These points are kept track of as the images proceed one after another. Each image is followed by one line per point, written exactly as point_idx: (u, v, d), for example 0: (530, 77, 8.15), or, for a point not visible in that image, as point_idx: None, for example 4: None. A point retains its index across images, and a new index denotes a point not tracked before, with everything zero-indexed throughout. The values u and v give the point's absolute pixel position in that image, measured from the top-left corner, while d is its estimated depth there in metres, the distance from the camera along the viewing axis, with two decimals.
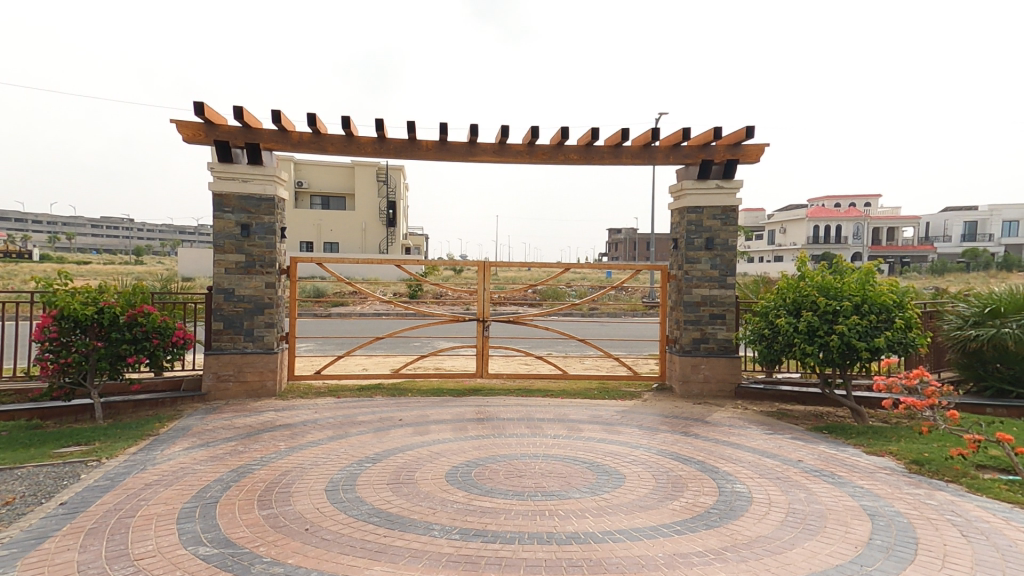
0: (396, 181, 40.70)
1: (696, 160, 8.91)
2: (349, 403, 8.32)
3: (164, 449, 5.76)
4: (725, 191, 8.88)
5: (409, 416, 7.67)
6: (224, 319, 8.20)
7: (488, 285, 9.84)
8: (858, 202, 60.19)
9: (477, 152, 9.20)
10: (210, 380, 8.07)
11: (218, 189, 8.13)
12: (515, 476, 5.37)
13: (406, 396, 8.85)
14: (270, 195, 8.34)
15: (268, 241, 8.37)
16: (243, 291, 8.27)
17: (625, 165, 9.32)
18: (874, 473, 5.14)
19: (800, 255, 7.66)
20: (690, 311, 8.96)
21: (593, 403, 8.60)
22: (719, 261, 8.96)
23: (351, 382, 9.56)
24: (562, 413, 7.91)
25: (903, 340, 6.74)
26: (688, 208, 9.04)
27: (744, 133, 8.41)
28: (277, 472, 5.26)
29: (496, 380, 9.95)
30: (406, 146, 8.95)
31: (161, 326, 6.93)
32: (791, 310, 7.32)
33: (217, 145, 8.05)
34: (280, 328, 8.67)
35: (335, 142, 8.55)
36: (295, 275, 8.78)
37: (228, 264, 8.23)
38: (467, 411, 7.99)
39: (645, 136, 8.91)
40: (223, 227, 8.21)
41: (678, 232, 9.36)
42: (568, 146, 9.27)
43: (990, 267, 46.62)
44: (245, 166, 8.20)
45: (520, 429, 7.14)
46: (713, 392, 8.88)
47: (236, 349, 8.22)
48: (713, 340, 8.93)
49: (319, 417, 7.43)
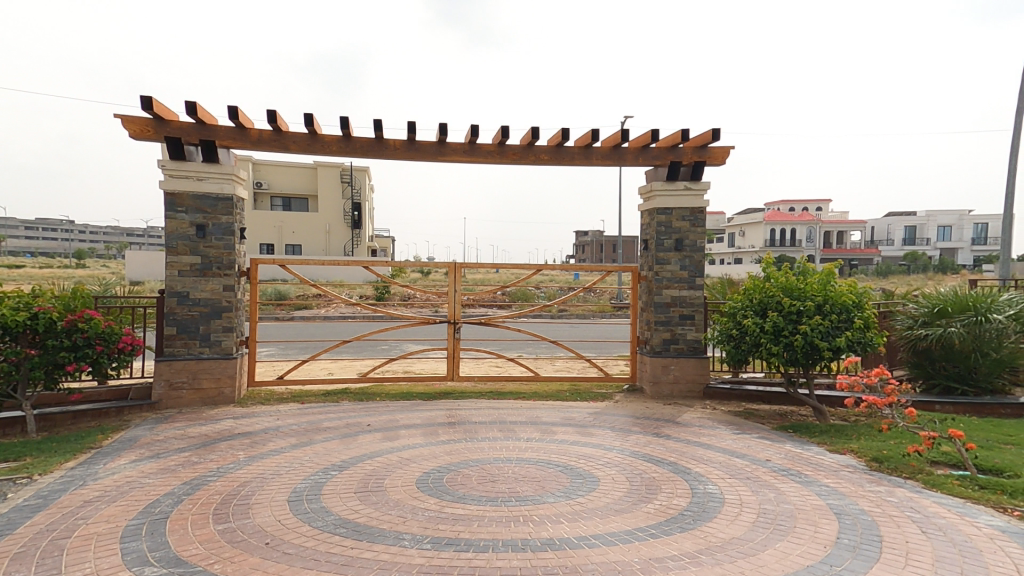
0: (362, 182, 39.96)
1: (664, 161, 8.98)
2: (313, 408, 8.01)
3: (108, 462, 5.39)
4: (693, 193, 8.97)
5: (377, 422, 7.43)
6: (178, 323, 7.79)
7: (459, 287, 9.68)
8: (813, 207, 62.49)
9: (447, 152, 9.04)
10: (161, 388, 7.65)
11: (170, 188, 7.72)
12: (487, 482, 5.24)
13: (373, 401, 8.60)
14: (227, 194, 7.98)
15: (227, 242, 8.00)
16: (199, 295, 7.87)
17: (595, 166, 9.32)
18: (839, 471, 5.22)
19: (767, 257, 7.79)
20: (660, 312, 9.01)
21: (565, 405, 8.55)
22: (688, 262, 9.06)
23: (316, 387, 9.24)
24: (534, 416, 7.82)
25: (863, 339, 6.91)
26: (657, 210, 9.10)
27: (710, 135, 8.52)
28: (235, 483, 4.98)
29: (466, 383, 9.78)
30: (372, 145, 8.72)
31: (106, 333, 6.56)
32: (757, 311, 7.43)
33: (168, 142, 7.65)
34: (239, 333, 8.30)
35: (297, 141, 8.26)
36: (255, 277, 8.42)
37: (182, 267, 7.83)
38: (437, 415, 7.80)
39: (615, 138, 8.92)
40: (177, 227, 7.81)
41: (647, 233, 9.41)
42: (538, 146, 9.21)
43: (935, 269, 49.07)
44: (200, 164, 7.82)
45: (492, 433, 7.00)
46: (683, 393, 8.95)
47: (191, 355, 7.81)
48: (683, 341, 9.01)
49: (281, 424, 7.12)
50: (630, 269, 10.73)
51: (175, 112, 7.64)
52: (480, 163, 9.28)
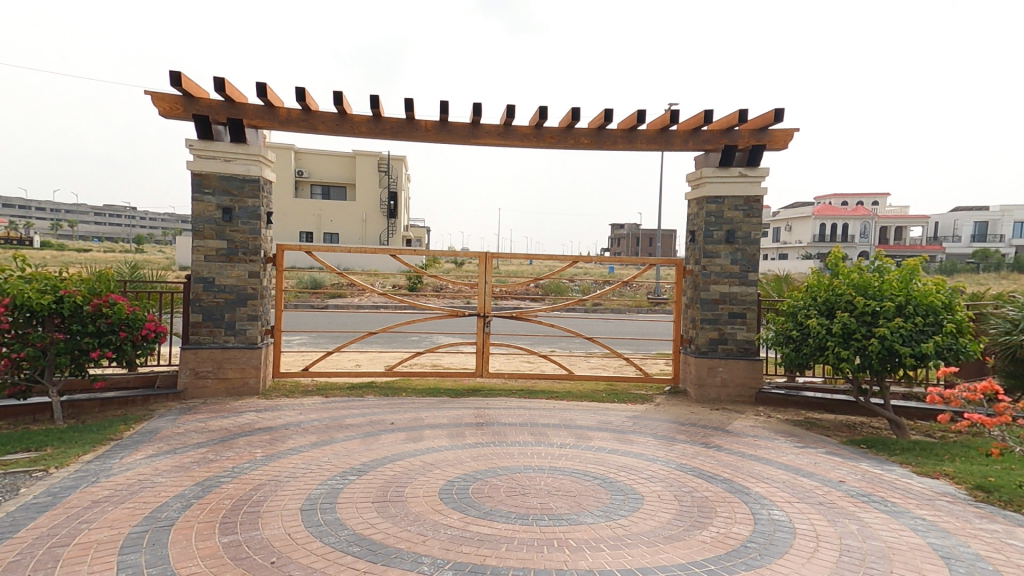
0: (398, 172, 39.96)
1: (717, 146, 8.23)
2: (338, 403, 7.68)
3: (124, 456, 5.11)
4: (748, 179, 8.18)
5: (402, 420, 7.04)
6: (203, 310, 7.55)
7: (490, 278, 9.17)
8: (865, 200, 59.30)
9: (482, 135, 8.52)
10: (186, 376, 7.42)
11: (197, 169, 7.45)
12: (518, 495, 4.74)
13: (400, 397, 8.23)
14: (254, 176, 7.66)
15: (253, 227, 7.72)
16: (224, 281, 7.62)
17: (639, 151, 8.64)
18: (934, 501, 4.50)
19: (833, 250, 7.01)
20: (708, 310, 8.30)
21: (602, 408, 7.96)
22: (741, 256, 8.30)
23: (343, 380, 8.95)
24: (569, 419, 7.27)
25: (954, 346, 6.05)
26: (707, 198, 8.34)
27: (772, 116, 7.72)
28: (248, 486, 4.61)
29: (497, 380, 9.31)
30: (403, 126, 8.30)
31: (130, 318, 6.29)
32: (824, 311, 6.67)
33: (196, 120, 7.37)
34: (265, 321, 8.04)
35: (327, 121, 7.91)
36: (281, 265, 8.13)
37: (209, 251, 7.58)
38: (465, 415, 7.35)
39: (663, 119, 8.21)
40: (203, 211, 7.55)
41: (695, 224, 8.68)
42: (578, 129, 8.58)
43: (1002, 266, 45.83)
44: (227, 145, 7.53)
45: (522, 437, 6.49)
46: (731, 397, 8.22)
47: (216, 344, 7.57)
48: (732, 341, 8.28)
49: (304, 419, 6.80)
50: (671, 263, 9.96)
51: (204, 90, 7.35)
52: (516, 147, 8.72)
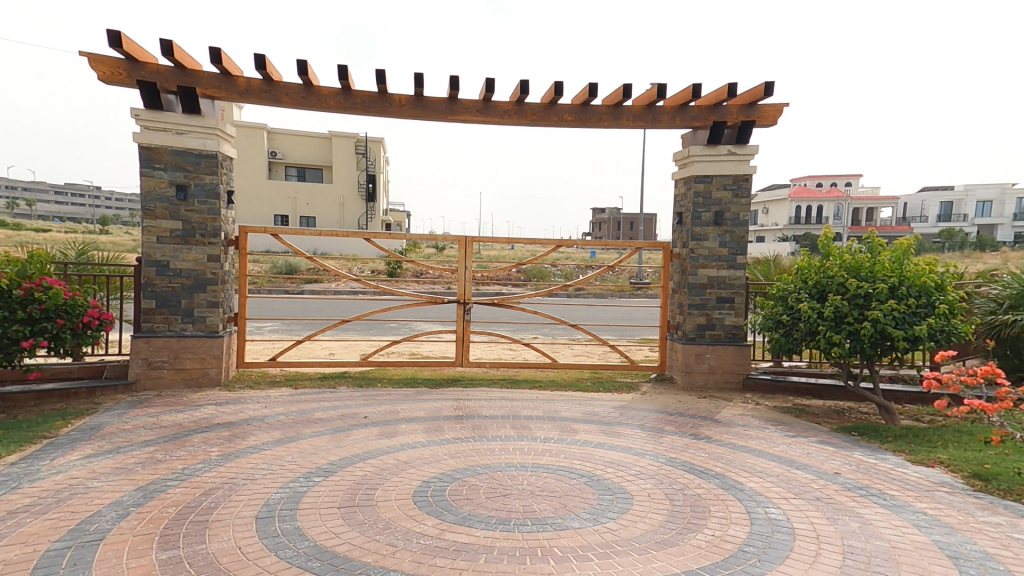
0: (376, 153, 38.90)
1: (705, 123, 7.86)
2: (307, 395, 7.21)
3: (57, 457, 4.60)
4: (737, 158, 7.84)
5: (376, 413, 6.61)
6: (157, 296, 6.98)
7: (470, 263, 8.73)
8: (841, 185, 60.01)
9: (460, 111, 8.02)
10: (139, 367, 6.86)
11: (145, 141, 6.82)
12: (498, 496, 4.37)
13: (375, 388, 7.79)
14: (211, 151, 7.08)
15: (211, 206, 7.15)
16: (180, 265, 7.06)
17: (625, 129, 8.23)
18: (933, 492, 4.25)
19: (825, 230, 6.71)
20: (695, 294, 8.01)
21: (587, 397, 7.64)
22: (729, 238, 7.98)
23: (313, 370, 8.47)
24: (552, 410, 6.94)
25: (946, 328, 5.81)
26: (696, 178, 7.98)
27: (762, 91, 7.34)
28: (198, 491, 4.16)
29: (477, 369, 8.93)
30: (375, 100, 7.75)
31: (69, 304, 5.76)
32: (815, 295, 6.38)
33: (142, 88, 6.74)
34: (227, 308, 7.51)
35: (290, 92, 7.35)
36: (245, 247, 7.60)
37: (162, 233, 7.00)
38: (443, 407, 6.95)
39: (651, 94, 7.78)
40: (154, 187, 6.94)
41: (683, 205, 8.34)
42: (561, 105, 8.13)
43: (971, 250, 46.88)
44: (179, 116, 6.91)
45: (504, 431, 6.12)
46: (718, 384, 7.95)
47: (172, 332, 7.02)
48: (721, 327, 8.00)
49: (269, 414, 6.32)
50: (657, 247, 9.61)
51: (151, 54, 6.71)
52: (496, 124, 8.24)
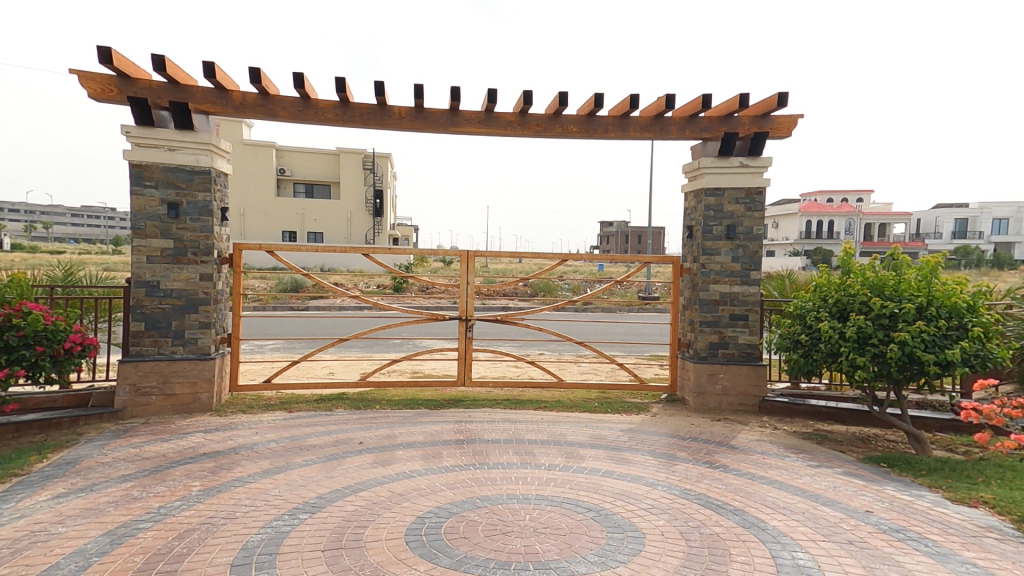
0: (383, 169, 38.96)
1: (715, 134, 7.58)
2: (302, 419, 6.91)
3: (26, 497, 4.32)
4: (749, 169, 7.53)
5: (372, 439, 6.29)
6: (146, 318, 6.76)
7: (472, 279, 8.44)
8: (851, 196, 59.44)
9: (462, 123, 7.80)
10: (126, 394, 6.60)
11: (136, 158, 6.64)
12: (498, 534, 4.01)
13: (373, 411, 7.47)
14: (204, 167, 6.89)
15: (203, 224, 6.94)
16: (171, 285, 6.84)
17: (632, 140, 7.97)
18: (980, 538, 3.82)
19: (844, 245, 6.36)
20: (707, 311, 7.66)
21: (594, 419, 7.29)
22: (742, 253, 7.65)
23: (309, 391, 8.18)
24: (558, 434, 6.59)
25: (981, 352, 5.41)
26: (706, 190, 7.68)
27: (775, 101, 7.04)
28: (171, 534, 3.85)
29: (480, 389, 8.61)
30: (375, 113, 7.55)
31: (50, 330, 5.55)
32: (835, 314, 6.02)
33: (133, 104, 6.57)
34: (220, 329, 7.27)
35: (287, 106, 7.18)
36: (239, 265, 7.39)
37: (152, 251, 6.79)
38: (443, 431, 6.62)
39: (658, 105, 7.53)
40: (145, 206, 6.75)
41: (693, 218, 8.03)
42: (566, 116, 7.89)
43: (987, 261, 46.00)
44: (170, 131, 6.73)
45: (506, 458, 5.77)
46: (733, 406, 7.56)
47: (162, 355, 6.78)
48: (734, 346, 7.64)
49: (259, 441, 6.02)
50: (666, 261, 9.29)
51: (144, 70, 6.57)
52: (498, 136, 8.01)
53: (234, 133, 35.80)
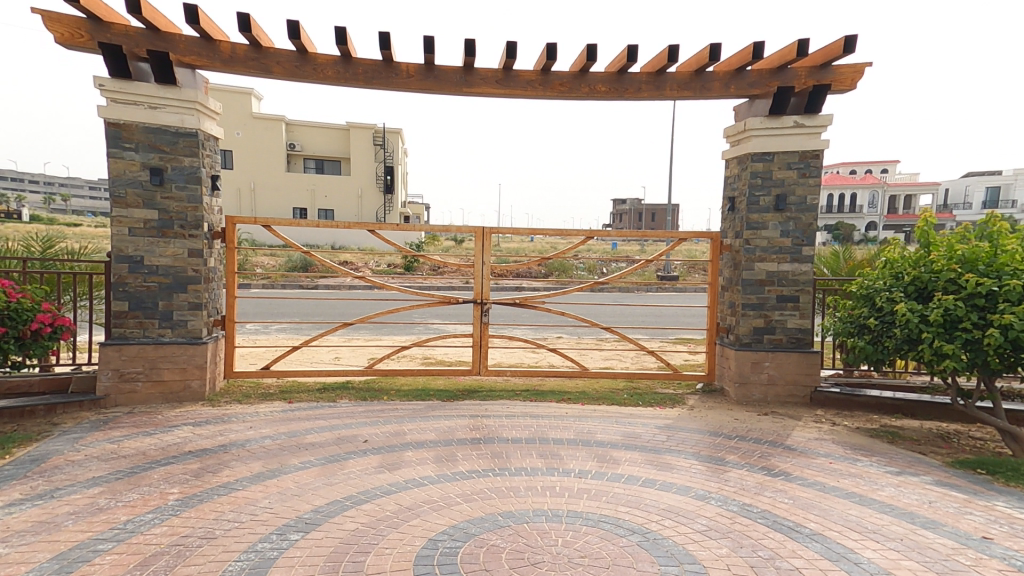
0: (394, 145, 38.02)
1: (765, 90, 6.63)
2: (302, 412, 6.26)
3: None
4: (803, 130, 6.59)
5: (378, 436, 5.62)
6: (129, 297, 6.09)
7: (487, 258, 7.66)
8: (876, 172, 57.38)
9: (477, 83, 6.93)
10: (108, 380, 5.98)
11: (112, 116, 5.89)
12: (527, 565, 3.30)
13: (380, 402, 6.81)
14: (190, 128, 6.15)
15: (190, 193, 6.22)
16: (157, 261, 6.16)
17: (668, 101, 7.05)
18: None
19: (921, 214, 5.49)
20: (751, 292, 6.83)
21: (624, 414, 6.55)
22: (792, 227, 6.77)
23: (312, 379, 7.54)
24: (586, 432, 5.87)
25: None
26: (753, 155, 6.75)
27: (840, 47, 6.03)
28: (134, 560, 3.20)
29: (497, 378, 7.91)
30: (380, 70, 6.71)
31: (13, 308, 4.93)
32: (913, 294, 5.17)
33: (108, 53, 5.79)
34: (212, 311, 6.61)
35: (283, 61, 6.40)
36: (232, 240, 6.71)
37: (134, 223, 6.08)
38: (457, 428, 5.94)
39: (700, 57, 6.56)
40: (124, 171, 6.02)
41: (736, 188, 7.15)
42: (593, 74, 6.98)
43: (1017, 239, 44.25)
44: (150, 86, 5.97)
45: (529, 462, 5.05)
46: (780, 398, 6.76)
47: (148, 339, 6.14)
48: (782, 331, 6.81)
49: (251, 437, 5.36)
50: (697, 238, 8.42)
51: (118, 14, 5.80)
52: (517, 97, 7.14)
53: (241, 108, 34.92)
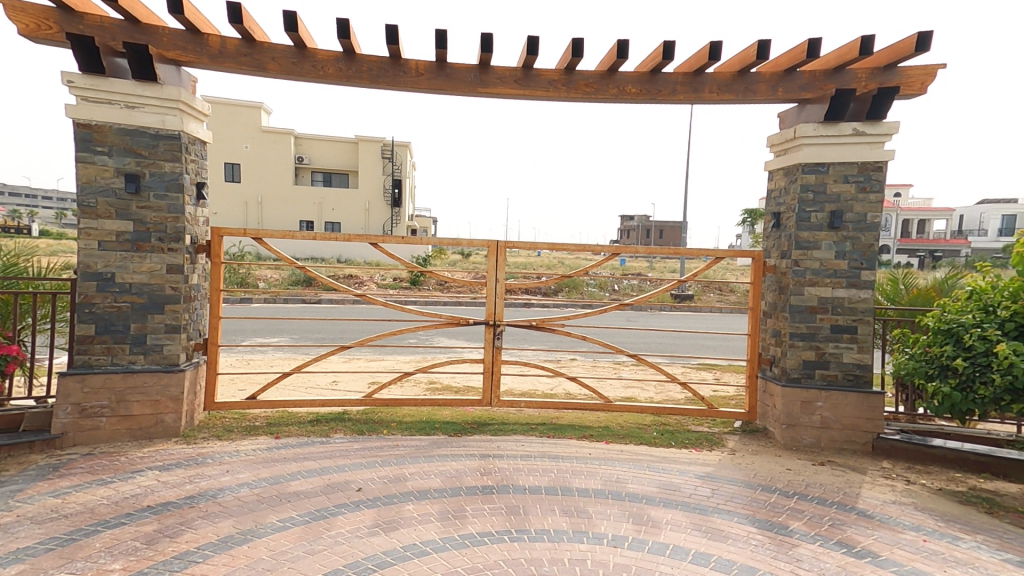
0: (403, 158, 37.59)
1: (818, 93, 5.90)
2: (289, 450, 5.47)
3: None
4: (863, 138, 5.83)
5: (374, 484, 4.80)
6: (97, 319, 5.36)
7: (500, 275, 6.89)
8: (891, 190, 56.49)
9: (493, 83, 6.24)
10: (67, 416, 5.23)
11: (81, 116, 5.21)
12: None
13: (378, 438, 6.00)
14: (171, 130, 5.46)
15: (170, 202, 5.52)
16: (130, 278, 5.44)
17: (705, 105, 6.31)
18: None
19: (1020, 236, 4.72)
20: (802, 321, 6.01)
21: (657, 458, 5.70)
22: (850, 247, 5.96)
23: (304, 409, 6.75)
24: (616, 482, 5.02)
25: None
26: (803, 165, 5.97)
27: (914, 44, 5.23)
28: None
29: (510, 409, 7.10)
30: (386, 69, 6.03)
31: None
32: (1015, 332, 4.42)
33: (77, 44, 5.11)
34: (193, 334, 5.88)
35: (279, 57, 5.73)
36: (217, 255, 5.99)
37: (105, 236, 5.38)
38: (466, 472, 5.12)
39: (745, 56, 5.81)
40: (96, 177, 5.33)
41: (782, 203, 6.36)
42: (622, 74, 6.26)
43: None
44: (126, 83, 5.29)
45: (551, 523, 4.21)
46: (835, 444, 5.91)
47: (117, 366, 5.40)
48: (836, 366, 5.98)
49: (224, 485, 4.56)
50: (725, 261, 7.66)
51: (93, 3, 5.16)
52: (537, 100, 6.43)
53: (250, 119, 34.63)
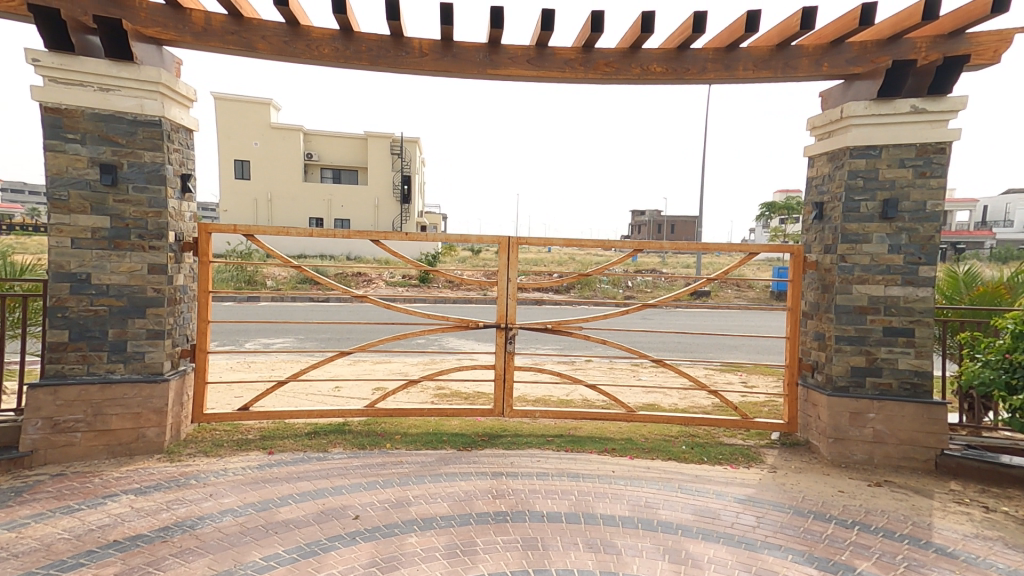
0: (412, 154, 37.11)
1: (869, 67, 5.25)
2: (281, 468, 4.96)
3: None
4: (921, 117, 5.17)
5: (374, 510, 4.26)
6: (71, 325, 4.88)
7: (512, 274, 6.31)
8: None
9: (504, 63, 5.65)
10: (38, 432, 4.75)
11: (49, 99, 4.70)
12: None
13: (380, 453, 5.47)
14: (150, 115, 4.95)
15: (151, 195, 5.03)
16: (108, 279, 4.95)
17: (739, 84, 5.66)
18: None
19: None
20: (850, 322, 5.37)
21: (689, 478, 5.10)
22: (905, 239, 5.30)
23: (301, 420, 6.24)
24: (646, 508, 4.44)
25: None
26: (852, 149, 5.33)
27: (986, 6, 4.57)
28: None
29: (524, 420, 6.54)
30: (387, 48, 5.47)
31: None
32: None
33: (43, 19, 4.61)
34: (178, 341, 5.38)
35: (270, 35, 5.19)
36: (206, 253, 5.49)
37: (79, 233, 4.88)
38: (476, 495, 4.57)
39: (786, 28, 5.16)
40: (68, 168, 4.83)
41: (826, 191, 5.71)
42: (646, 52, 5.64)
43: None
44: (100, 62, 4.78)
45: (575, 561, 3.64)
46: (890, 461, 5.28)
47: (93, 377, 4.92)
48: (890, 373, 5.34)
49: (204, 513, 4.05)
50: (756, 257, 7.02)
51: None
52: (552, 82, 5.83)
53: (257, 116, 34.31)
